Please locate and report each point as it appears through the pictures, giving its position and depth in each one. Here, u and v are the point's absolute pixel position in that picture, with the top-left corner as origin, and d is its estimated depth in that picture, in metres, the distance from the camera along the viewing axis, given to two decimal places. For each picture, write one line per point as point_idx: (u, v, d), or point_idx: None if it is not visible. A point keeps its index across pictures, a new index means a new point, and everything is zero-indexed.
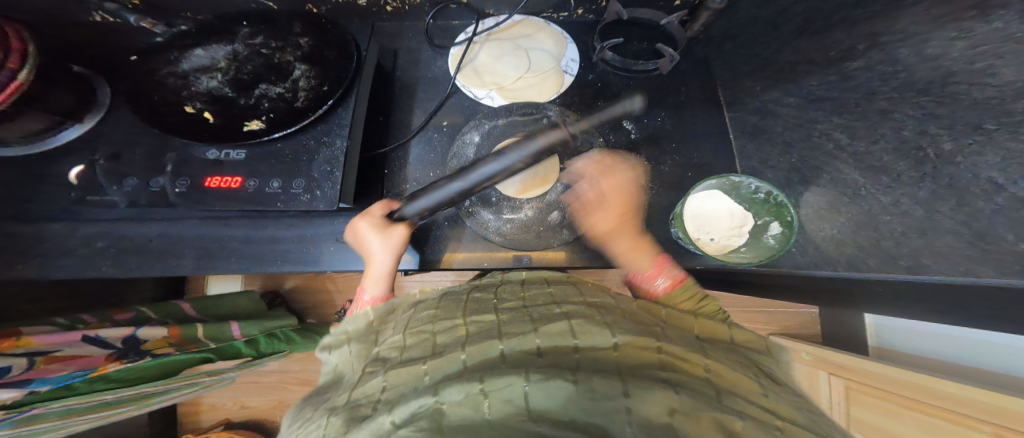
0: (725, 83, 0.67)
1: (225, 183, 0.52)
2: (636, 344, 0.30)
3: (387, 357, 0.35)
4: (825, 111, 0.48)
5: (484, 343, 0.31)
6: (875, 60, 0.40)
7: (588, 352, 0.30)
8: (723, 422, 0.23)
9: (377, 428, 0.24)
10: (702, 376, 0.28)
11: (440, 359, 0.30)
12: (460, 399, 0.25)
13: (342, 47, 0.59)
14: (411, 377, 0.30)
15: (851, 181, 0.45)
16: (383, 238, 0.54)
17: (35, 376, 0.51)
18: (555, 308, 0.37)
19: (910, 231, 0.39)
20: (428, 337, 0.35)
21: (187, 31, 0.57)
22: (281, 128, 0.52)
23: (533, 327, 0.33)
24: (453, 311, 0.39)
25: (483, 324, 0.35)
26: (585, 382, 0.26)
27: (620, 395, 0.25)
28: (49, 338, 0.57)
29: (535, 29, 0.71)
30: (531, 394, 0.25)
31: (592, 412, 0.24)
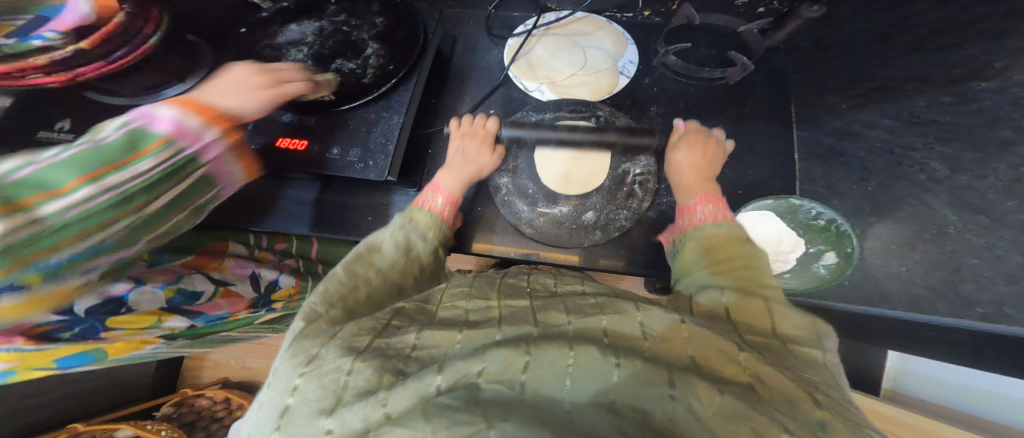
0: (802, 98, 0.62)
1: (292, 146, 0.55)
2: (672, 339, 0.30)
3: (415, 316, 0.35)
4: (928, 135, 0.42)
5: (520, 325, 0.32)
6: (1014, 81, 0.34)
7: (622, 341, 0.29)
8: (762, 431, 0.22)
9: (423, 388, 0.25)
10: (741, 383, 0.27)
11: (475, 332, 0.31)
12: (500, 372, 0.26)
13: (411, 28, 0.61)
14: (443, 342, 0.30)
15: (936, 218, 0.41)
16: (477, 143, 0.62)
17: (203, 309, 0.63)
18: (592, 300, 0.36)
19: (997, 277, 0.35)
20: (461, 310, 0.36)
21: (286, 7, 0.60)
22: (349, 101, 0.56)
23: (568, 316, 0.32)
24: (485, 290, 0.40)
25: (516, 308, 0.35)
26: (629, 369, 0.26)
27: (664, 385, 0.25)
28: (235, 267, 0.70)
29: (595, 27, 0.70)
30: (573, 380, 0.26)
31: (630, 398, 0.24)
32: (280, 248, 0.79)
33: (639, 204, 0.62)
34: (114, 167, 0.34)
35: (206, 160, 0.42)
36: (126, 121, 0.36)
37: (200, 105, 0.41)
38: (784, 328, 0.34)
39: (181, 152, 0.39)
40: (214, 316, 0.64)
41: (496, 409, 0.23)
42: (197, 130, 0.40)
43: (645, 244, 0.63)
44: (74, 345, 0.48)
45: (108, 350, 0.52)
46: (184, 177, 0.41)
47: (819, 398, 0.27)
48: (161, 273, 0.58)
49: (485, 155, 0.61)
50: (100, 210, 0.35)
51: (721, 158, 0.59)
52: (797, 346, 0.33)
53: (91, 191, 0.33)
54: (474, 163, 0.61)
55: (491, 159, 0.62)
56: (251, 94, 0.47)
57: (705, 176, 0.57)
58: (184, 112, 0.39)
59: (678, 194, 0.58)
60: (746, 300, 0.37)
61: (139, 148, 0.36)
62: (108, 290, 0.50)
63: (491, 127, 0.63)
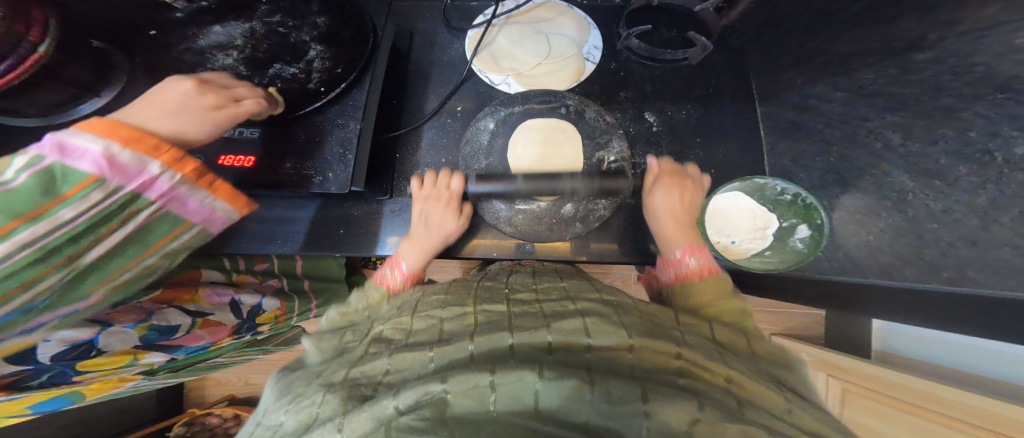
0: (761, 75, 0.63)
1: (237, 163, 0.51)
2: (655, 347, 0.29)
3: (390, 338, 0.33)
4: (877, 107, 0.44)
5: (495, 333, 0.30)
6: (946, 49, 0.36)
7: (602, 352, 0.28)
8: (756, 434, 0.21)
9: (380, 411, 0.23)
10: (724, 391, 0.26)
11: (450, 346, 0.29)
12: (467, 389, 0.24)
13: (358, 27, 0.57)
14: (416, 362, 0.29)
15: (897, 185, 0.41)
16: (443, 211, 0.59)
17: (183, 342, 0.59)
18: (571, 304, 0.35)
19: (959, 241, 0.36)
20: (435, 320, 0.34)
21: (206, 6, 0.55)
22: (297, 110, 0.52)
23: (547, 324, 0.31)
24: (462, 296, 0.39)
25: (493, 313, 0.34)
26: (600, 389, 0.24)
27: (638, 398, 0.24)
28: (213, 296, 0.64)
29: (556, 13, 0.67)
30: (543, 393, 0.24)
31: (604, 419, 0.23)
32: (262, 269, 0.74)
33: None
34: (26, 219, 0.29)
35: (154, 197, 0.37)
36: (34, 154, 0.30)
37: (131, 133, 0.35)
38: (760, 348, 0.35)
39: (118, 190, 0.34)
40: (196, 346, 0.61)
41: (464, 426, 0.22)
42: (130, 164, 0.34)
43: (625, 232, 0.62)
44: (48, 391, 0.47)
45: (87, 391, 0.52)
46: (136, 213, 0.37)
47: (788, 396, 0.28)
48: (125, 312, 0.52)
49: (450, 222, 0.59)
50: (21, 267, 0.31)
51: (700, 199, 0.60)
52: (779, 366, 0.33)
53: (6, 249, 0.29)
54: (439, 231, 0.59)
55: (458, 225, 0.60)
56: (193, 116, 0.42)
57: (686, 224, 0.56)
58: (109, 143, 0.33)
59: (661, 245, 0.57)
60: (727, 328, 0.37)
61: (60, 190, 0.31)
62: (72, 337, 0.46)
63: (456, 188, 0.60)
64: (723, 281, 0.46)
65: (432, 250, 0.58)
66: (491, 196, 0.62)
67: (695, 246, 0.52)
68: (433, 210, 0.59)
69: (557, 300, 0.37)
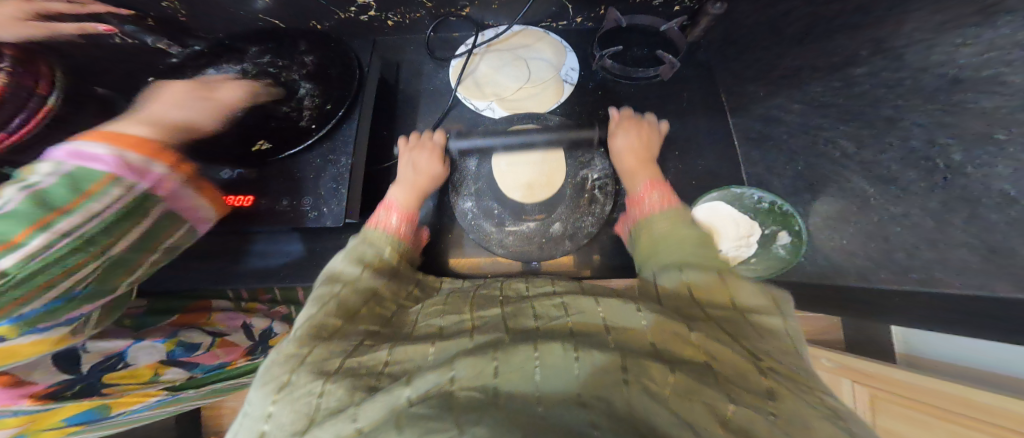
0: (728, 88, 0.66)
1: (237, 203, 0.53)
2: (637, 330, 0.30)
3: (390, 335, 0.35)
4: (832, 118, 0.47)
5: (491, 332, 0.32)
6: (880, 65, 0.40)
7: (588, 336, 0.30)
8: (714, 405, 0.23)
9: (392, 401, 0.24)
10: (699, 362, 0.27)
11: (449, 343, 0.31)
12: (471, 378, 0.26)
13: (345, 64, 0.61)
14: (417, 355, 0.30)
15: (860, 191, 0.44)
16: (427, 155, 0.63)
17: (200, 360, 0.57)
18: (556, 299, 0.36)
19: (922, 243, 0.38)
20: (435, 328, 0.35)
21: (200, 52, 0.58)
22: (289, 147, 0.54)
23: (536, 322, 0.32)
24: (460, 305, 0.40)
25: (488, 318, 0.35)
26: (587, 360, 0.26)
27: (619, 371, 0.26)
28: (225, 319, 0.65)
29: (534, 39, 0.71)
30: (540, 377, 0.26)
31: (593, 389, 0.25)
32: (265, 299, 0.75)
33: (603, 208, 0.64)
34: (64, 211, 0.30)
35: (156, 191, 0.36)
36: (56, 161, 0.31)
37: (115, 134, 0.34)
38: (742, 302, 0.35)
39: (135, 188, 0.34)
40: (213, 365, 0.58)
41: (469, 414, 0.22)
42: (140, 163, 0.34)
43: (615, 246, 0.64)
44: (78, 403, 0.44)
45: (114, 406, 0.48)
46: (133, 228, 0.35)
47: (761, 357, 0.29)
48: (153, 332, 0.55)
49: (434, 165, 0.63)
50: (49, 263, 0.30)
51: (657, 139, 0.63)
52: (754, 314, 0.34)
53: (48, 239, 0.29)
54: (427, 173, 0.62)
55: (444, 170, 0.64)
56: (195, 108, 0.47)
57: (644, 159, 0.60)
58: (120, 148, 0.33)
59: (626, 181, 0.61)
60: (710, 283, 0.38)
61: (84, 187, 0.31)
62: (107, 347, 0.48)
63: (439, 140, 0.65)
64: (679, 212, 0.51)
65: (420, 188, 0.62)
66: (484, 219, 0.64)
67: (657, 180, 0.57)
68: (419, 157, 0.63)
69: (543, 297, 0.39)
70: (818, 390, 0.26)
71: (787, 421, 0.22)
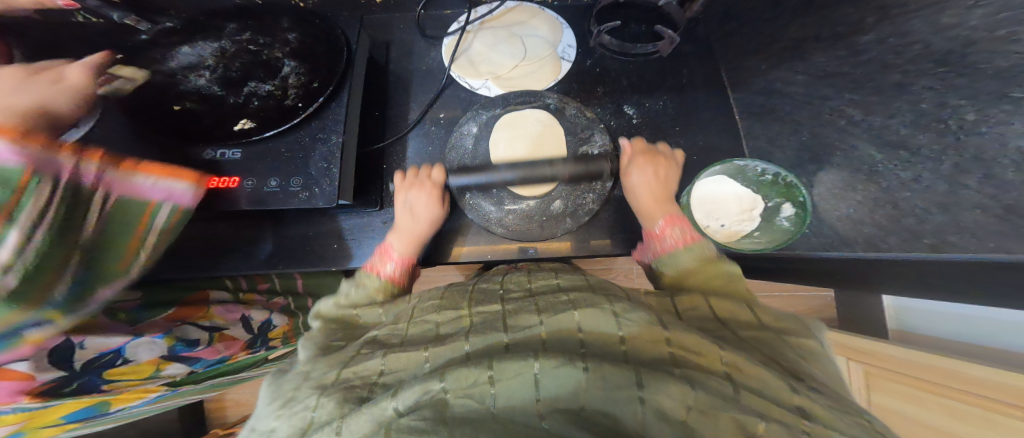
0: (728, 64, 0.65)
1: (223, 184, 0.50)
2: (648, 335, 0.28)
3: (386, 341, 0.33)
4: (836, 87, 0.46)
5: (489, 333, 0.30)
6: (886, 32, 0.39)
7: (595, 343, 0.28)
8: (740, 420, 0.22)
9: (380, 413, 0.23)
10: (718, 372, 0.26)
11: (446, 347, 0.29)
12: (466, 388, 0.24)
13: (331, 41, 0.58)
14: (411, 363, 0.28)
15: (867, 157, 0.43)
16: (428, 222, 0.59)
17: (201, 355, 0.56)
18: (564, 296, 0.34)
19: (932, 207, 0.37)
20: (431, 326, 0.33)
21: (172, 28, 0.55)
22: (275, 126, 0.51)
23: (539, 316, 0.31)
24: (457, 300, 0.38)
25: (487, 313, 0.34)
26: (595, 372, 0.25)
27: (632, 386, 0.24)
28: (224, 313, 0.62)
29: (528, 15, 0.69)
30: (543, 387, 0.24)
31: (600, 403, 0.24)
32: (264, 288, 0.71)
33: (604, 184, 0.62)
34: (18, 203, 0.30)
35: (93, 185, 0.36)
36: None
37: (13, 118, 0.31)
38: (772, 324, 0.34)
39: (59, 184, 0.33)
40: (213, 361, 0.58)
41: (463, 428, 0.22)
42: (43, 159, 0.32)
43: (616, 224, 0.63)
44: (78, 400, 0.46)
45: (114, 402, 0.50)
46: (91, 209, 0.36)
47: (778, 365, 0.29)
48: (149, 327, 0.51)
49: (433, 208, 0.59)
50: (48, 246, 0.33)
51: (672, 172, 0.60)
52: (790, 335, 0.33)
53: (20, 234, 0.31)
54: (427, 220, 0.59)
55: (442, 212, 0.60)
56: (31, 91, 0.35)
57: (660, 199, 0.57)
58: (10, 142, 0.30)
59: (642, 220, 0.58)
60: (731, 302, 0.37)
61: (13, 184, 0.30)
62: (104, 344, 0.45)
63: (438, 178, 0.61)
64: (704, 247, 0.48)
65: (419, 239, 0.58)
66: (484, 200, 0.62)
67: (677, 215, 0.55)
68: (418, 198, 0.59)
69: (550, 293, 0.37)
70: (860, 414, 0.25)
71: None
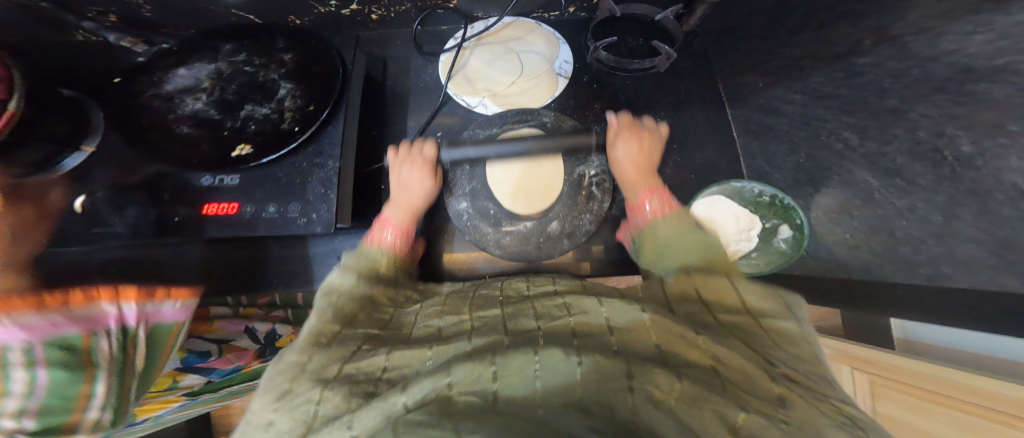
0: (726, 79, 0.64)
1: (221, 210, 0.51)
2: (639, 332, 0.29)
3: (388, 339, 0.34)
4: (834, 109, 0.46)
5: (490, 334, 0.30)
6: (885, 54, 0.39)
7: (592, 343, 0.28)
8: (724, 413, 0.21)
9: (389, 408, 0.23)
10: (706, 366, 0.26)
11: (447, 346, 0.30)
12: (469, 384, 0.25)
13: (327, 62, 0.57)
14: (414, 360, 0.29)
15: (863, 183, 0.43)
16: (424, 185, 0.60)
17: (214, 365, 0.54)
18: (558, 300, 0.35)
19: (928, 237, 0.37)
20: (434, 329, 0.34)
21: (169, 49, 0.55)
22: (271, 152, 0.51)
23: (538, 321, 0.31)
24: (459, 305, 0.39)
25: (488, 318, 0.34)
26: (588, 362, 0.25)
27: (623, 377, 0.25)
28: (229, 326, 0.63)
29: (525, 31, 0.68)
30: (542, 380, 0.25)
31: (593, 394, 0.23)
32: (264, 302, 0.70)
33: (600, 205, 0.62)
34: None
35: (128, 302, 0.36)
36: None
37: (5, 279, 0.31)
38: (748, 299, 0.35)
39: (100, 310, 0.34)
40: (228, 370, 0.55)
41: (466, 421, 0.21)
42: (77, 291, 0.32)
43: (613, 242, 0.63)
44: None
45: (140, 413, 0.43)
46: None
47: (762, 352, 0.29)
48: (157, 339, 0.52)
49: (426, 181, 0.60)
50: None
51: (657, 146, 0.61)
52: (766, 318, 0.33)
53: None
54: (421, 192, 0.60)
55: (435, 184, 0.61)
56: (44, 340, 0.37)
57: (644, 171, 0.58)
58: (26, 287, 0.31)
59: (626, 192, 0.59)
60: (718, 285, 0.37)
61: None
62: None
63: (429, 155, 0.62)
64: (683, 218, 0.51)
65: (416, 207, 0.60)
66: (481, 220, 0.63)
67: (659, 189, 0.57)
68: (412, 178, 0.60)
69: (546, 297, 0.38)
70: (832, 400, 0.25)
71: (801, 428, 0.21)
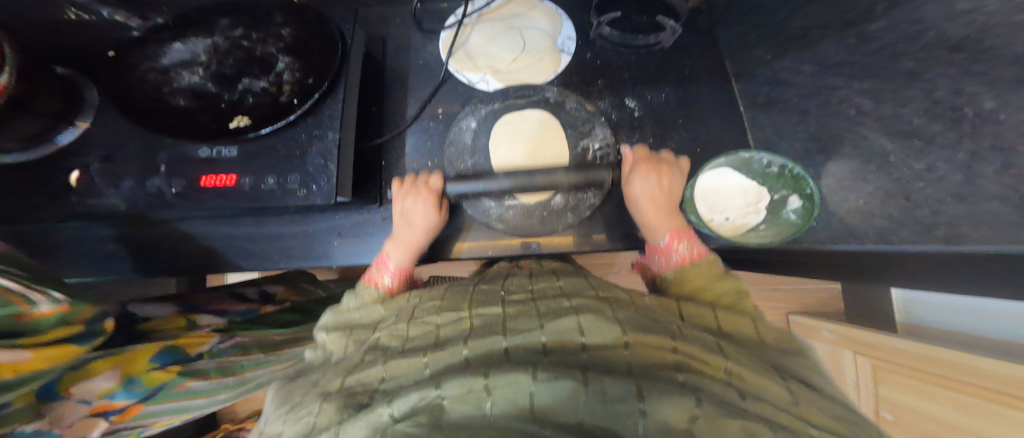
0: (732, 54, 0.63)
1: (219, 183, 0.49)
2: (651, 343, 0.27)
3: (388, 348, 0.32)
4: (845, 75, 0.45)
5: (490, 336, 0.29)
6: (897, 19, 0.38)
7: (596, 353, 0.26)
8: (754, 429, 0.19)
9: (375, 419, 0.22)
10: (720, 379, 0.24)
11: (444, 352, 0.28)
12: (461, 395, 0.23)
13: (327, 36, 0.56)
14: (410, 369, 0.28)
15: (877, 148, 0.42)
16: (426, 220, 0.57)
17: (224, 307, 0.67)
18: (566, 302, 0.33)
19: (947, 198, 0.36)
20: (432, 327, 0.33)
21: (163, 24, 0.54)
22: (269, 123, 0.50)
23: (540, 322, 0.30)
24: (459, 301, 0.37)
25: (488, 315, 0.33)
26: (595, 384, 0.23)
27: (632, 399, 0.22)
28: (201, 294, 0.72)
29: (527, 7, 0.67)
30: (538, 394, 0.22)
31: (600, 419, 0.21)
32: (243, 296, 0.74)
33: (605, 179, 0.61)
34: None
35: None
36: None
37: None
38: (769, 336, 0.34)
39: None
40: (241, 310, 0.68)
41: (457, 434, 0.20)
42: None
43: (618, 218, 0.61)
44: (155, 344, 0.45)
45: (187, 348, 0.49)
46: None
47: (785, 375, 0.27)
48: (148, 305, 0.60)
49: (431, 217, 0.57)
50: None
51: (678, 181, 0.58)
52: (790, 353, 0.31)
53: None
54: (422, 228, 0.57)
55: (439, 219, 0.58)
56: None
57: (665, 209, 0.55)
58: None
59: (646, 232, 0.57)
60: (733, 313, 0.36)
61: None
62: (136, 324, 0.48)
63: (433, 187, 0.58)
64: (712, 266, 0.49)
65: (415, 246, 0.58)
66: (485, 196, 0.61)
67: (682, 228, 0.54)
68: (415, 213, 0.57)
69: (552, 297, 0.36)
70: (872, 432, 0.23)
71: None
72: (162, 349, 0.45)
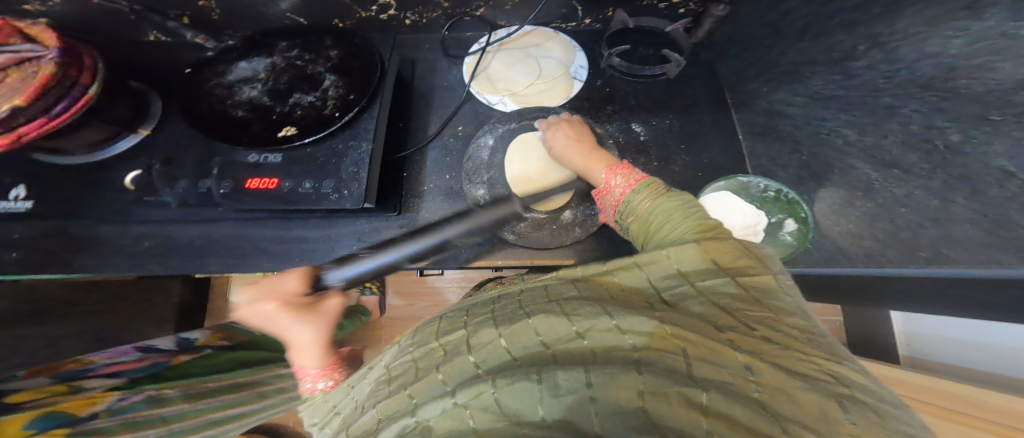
0: (731, 86, 0.69)
1: (262, 185, 0.54)
2: (611, 344, 0.24)
3: (378, 391, 0.27)
4: (833, 108, 0.50)
5: (454, 356, 0.26)
6: (877, 58, 0.42)
7: (566, 353, 0.24)
8: (687, 394, 0.20)
9: None
10: (676, 349, 0.23)
11: (423, 381, 0.24)
12: (443, 423, 0.20)
13: (368, 58, 0.62)
14: (395, 407, 0.24)
15: (863, 175, 0.46)
16: (322, 325, 0.47)
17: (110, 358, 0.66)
18: (522, 304, 0.30)
19: (925, 221, 0.39)
20: (404, 363, 0.28)
21: (233, 46, 0.62)
22: (313, 133, 0.56)
23: (498, 329, 0.27)
24: (427, 326, 0.32)
25: (456, 336, 0.28)
26: (548, 380, 0.21)
27: (583, 387, 0.21)
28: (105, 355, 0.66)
29: (544, 38, 0.74)
30: (500, 401, 0.21)
31: (559, 414, 0.20)
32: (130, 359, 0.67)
33: None
34: None
35: None
36: None
37: None
38: (725, 264, 0.33)
39: None
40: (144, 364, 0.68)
41: None
42: None
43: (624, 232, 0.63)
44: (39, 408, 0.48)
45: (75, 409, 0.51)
46: None
47: (733, 324, 0.27)
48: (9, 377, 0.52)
49: (316, 325, 0.46)
50: None
51: (586, 129, 0.64)
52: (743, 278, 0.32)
53: None
54: (318, 340, 0.46)
55: (327, 320, 0.47)
56: None
57: (589, 150, 0.61)
58: None
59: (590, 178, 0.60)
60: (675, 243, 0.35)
61: None
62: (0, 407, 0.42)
63: (295, 289, 0.46)
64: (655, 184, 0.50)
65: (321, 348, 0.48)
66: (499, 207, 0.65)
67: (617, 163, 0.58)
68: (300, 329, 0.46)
69: (511, 302, 0.32)
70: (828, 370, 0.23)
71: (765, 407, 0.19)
72: (39, 415, 0.47)
